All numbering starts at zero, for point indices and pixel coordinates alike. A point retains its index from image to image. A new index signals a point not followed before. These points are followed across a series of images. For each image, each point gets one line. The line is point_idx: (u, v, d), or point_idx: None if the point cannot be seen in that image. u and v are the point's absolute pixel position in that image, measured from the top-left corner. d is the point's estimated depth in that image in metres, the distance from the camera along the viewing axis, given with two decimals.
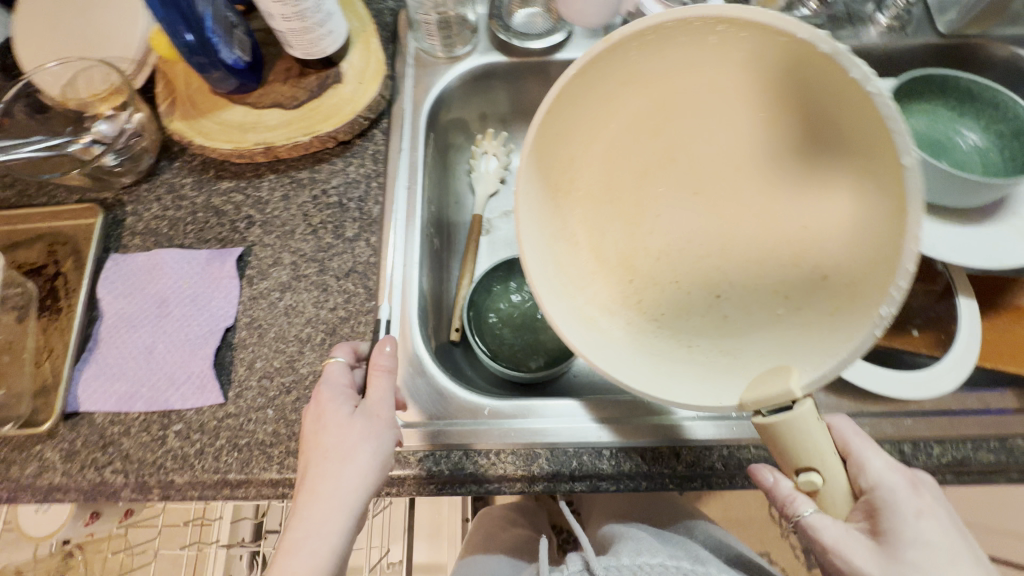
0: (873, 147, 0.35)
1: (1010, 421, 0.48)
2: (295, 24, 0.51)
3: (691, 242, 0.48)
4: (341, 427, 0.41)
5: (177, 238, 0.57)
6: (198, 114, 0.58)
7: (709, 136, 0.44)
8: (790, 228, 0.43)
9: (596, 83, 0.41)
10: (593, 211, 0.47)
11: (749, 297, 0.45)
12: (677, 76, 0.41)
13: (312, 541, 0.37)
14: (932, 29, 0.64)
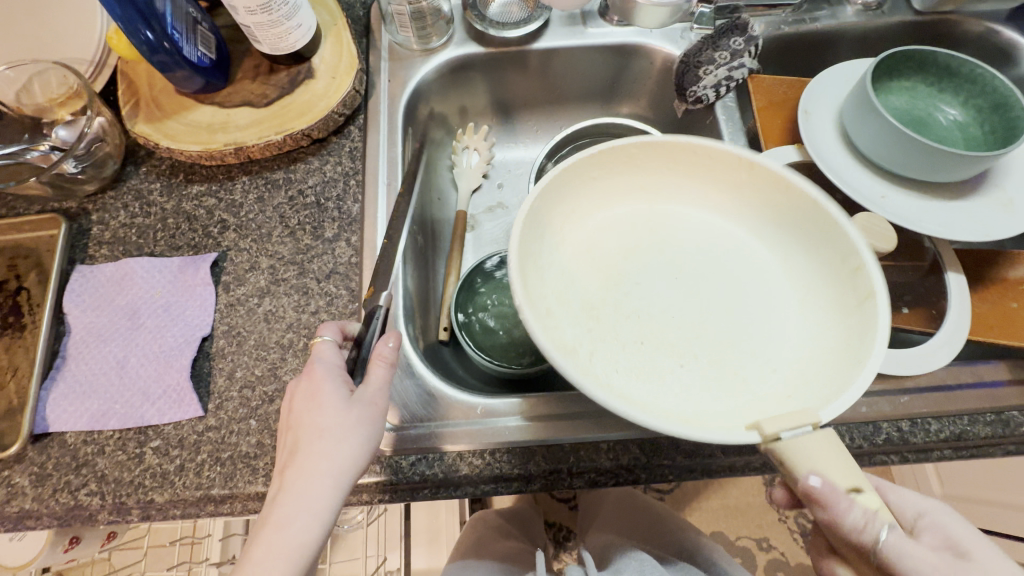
0: (839, 274, 0.43)
1: (1004, 393, 0.48)
2: (262, 17, 0.49)
3: (660, 319, 0.47)
4: (332, 408, 0.38)
5: (147, 246, 0.55)
6: (163, 116, 0.55)
7: (689, 242, 0.51)
8: (750, 323, 0.47)
9: (634, 172, 0.50)
10: (574, 266, 0.49)
11: (705, 381, 0.44)
12: (683, 194, 0.51)
13: (302, 518, 0.34)
14: (908, 6, 0.64)
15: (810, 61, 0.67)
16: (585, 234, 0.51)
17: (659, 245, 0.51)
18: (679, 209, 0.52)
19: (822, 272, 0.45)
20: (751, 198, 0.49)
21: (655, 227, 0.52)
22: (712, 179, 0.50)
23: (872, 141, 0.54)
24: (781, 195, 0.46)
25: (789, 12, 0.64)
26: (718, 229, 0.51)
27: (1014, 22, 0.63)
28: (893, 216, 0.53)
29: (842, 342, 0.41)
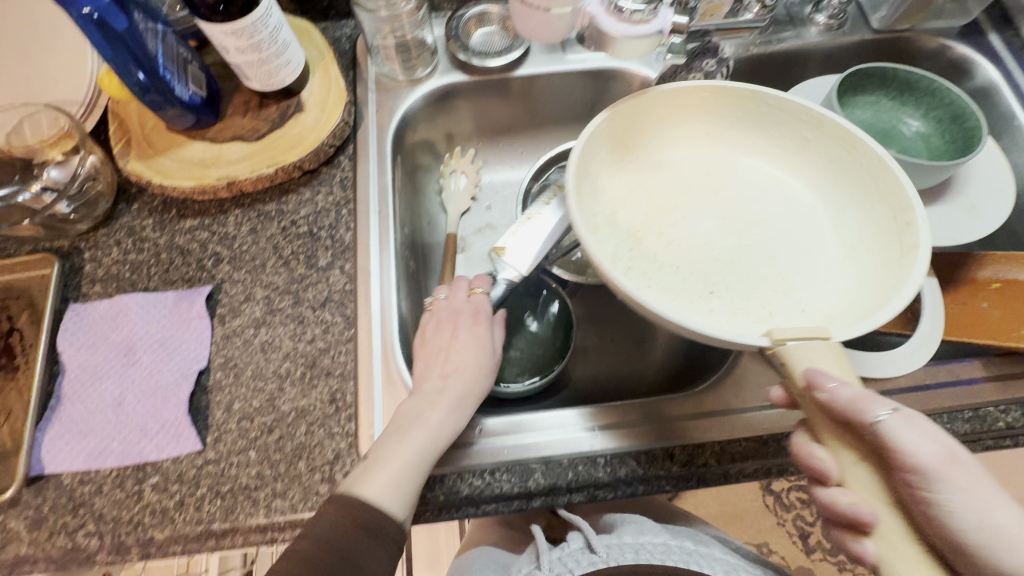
0: (883, 231, 0.48)
1: (981, 390, 0.51)
2: (252, 56, 0.51)
3: (705, 248, 0.54)
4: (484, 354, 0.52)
5: (141, 282, 0.55)
6: (155, 153, 0.56)
7: (742, 192, 0.57)
8: (789, 266, 0.52)
9: (705, 116, 0.56)
10: (632, 194, 0.56)
11: (742, 301, 0.50)
12: (745, 153, 0.57)
13: (452, 414, 0.47)
14: (867, 26, 0.67)
15: (778, 79, 0.71)
16: (654, 163, 0.57)
17: (715, 189, 0.57)
18: (737, 156, 0.58)
19: (871, 234, 0.50)
20: (813, 157, 0.54)
21: (717, 168, 0.58)
22: (779, 138, 0.55)
23: None
24: (848, 156, 0.51)
25: (757, 34, 0.67)
26: (772, 182, 0.57)
27: (966, 38, 0.67)
28: None
29: (872, 288, 0.46)
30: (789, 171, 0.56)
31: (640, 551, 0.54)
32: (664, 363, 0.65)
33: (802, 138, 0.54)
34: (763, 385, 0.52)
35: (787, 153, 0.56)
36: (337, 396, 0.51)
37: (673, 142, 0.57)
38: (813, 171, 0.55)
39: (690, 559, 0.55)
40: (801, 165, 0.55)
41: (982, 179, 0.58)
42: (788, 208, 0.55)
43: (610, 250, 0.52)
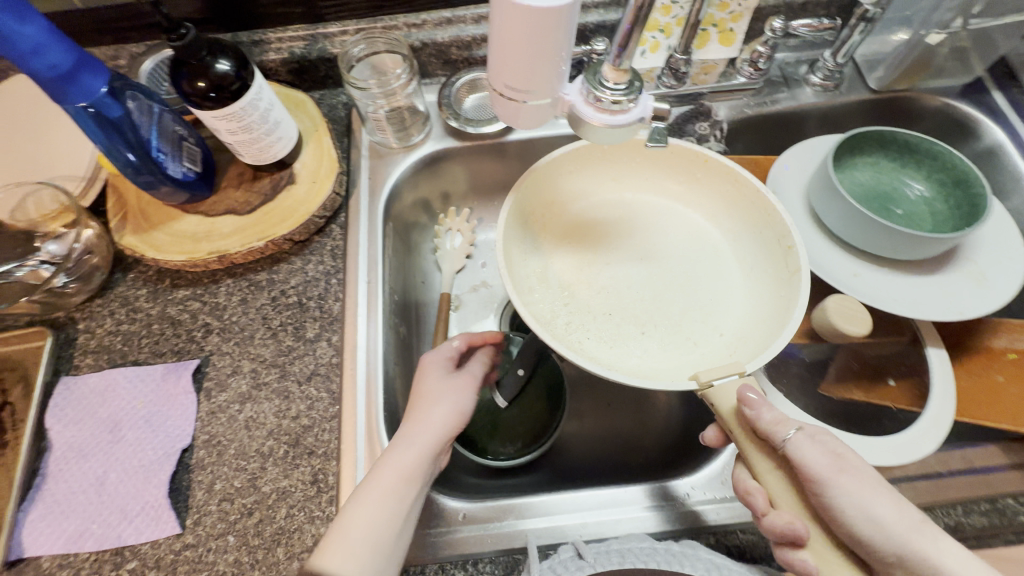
0: (770, 253, 0.52)
1: (998, 479, 0.48)
2: (243, 136, 0.52)
3: (628, 289, 0.55)
4: (455, 379, 0.49)
5: (131, 354, 0.56)
6: (149, 227, 0.57)
7: (653, 229, 0.59)
8: (701, 297, 0.54)
9: (604, 165, 0.58)
10: (554, 247, 0.57)
11: (666, 339, 0.52)
12: (646, 194, 0.60)
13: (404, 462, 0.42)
14: (864, 86, 0.67)
15: (776, 137, 0.70)
16: (570, 213, 0.59)
17: (629, 231, 0.59)
18: (642, 198, 0.60)
19: (763, 252, 0.53)
20: (706, 192, 0.57)
21: (625, 211, 0.59)
22: (672, 177, 0.58)
23: (840, 224, 0.56)
24: (731, 186, 0.55)
25: (750, 96, 0.67)
26: (676, 215, 0.59)
27: (968, 97, 0.65)
28: (868, 298, 0.54)
29: (772, 307, 0.49)
30: (689, 201, 0.59)
31: (629, 559, 0.42)
32: (661, 432, 0.63)
33: (692, 177, 0.57)
34: None
35: (683, 191, 0.59)
36: (319, 476, 0.50)
37: (578, 192, 0.59)
38: (707, 203, 0.58)
39: (680, 559, 0.41)
40: (695, 199, 0.58)
41: (991, 246, 0.56)
42: (693, 240, 0.58)
43: (546, 308, 0.53)
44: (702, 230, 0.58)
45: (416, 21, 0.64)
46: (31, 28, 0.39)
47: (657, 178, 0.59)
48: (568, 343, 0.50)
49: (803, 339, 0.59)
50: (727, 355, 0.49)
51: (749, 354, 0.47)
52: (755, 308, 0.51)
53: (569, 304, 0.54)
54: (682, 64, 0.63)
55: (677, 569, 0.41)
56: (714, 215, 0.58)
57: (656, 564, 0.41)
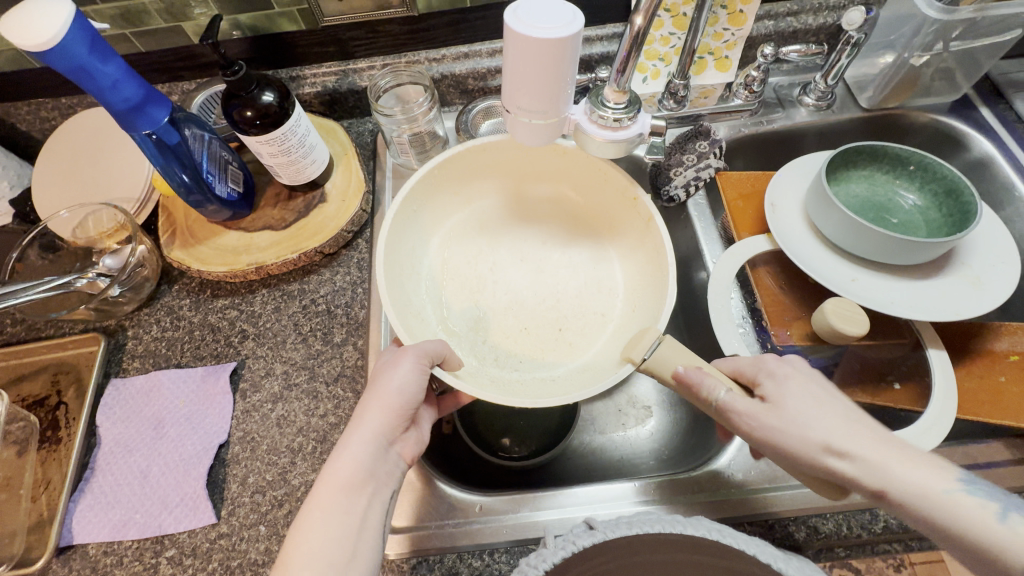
0: (621, 202, 0.62)
1: (1002, 475, 0.49)
2: (282, 159, 0.58)
3: (529, 294, 0.63)
4: (396, 357, 0.47)
5: (175, 357, 0.60)
6: (195, 242, 0.62)
7: (510, 229, 0.67)
8: (590, 273, 0.65)
9: (436, 195, 0.63)
10: (444, 288, 0.63)
11: (579, 323, 0.61)
12: (485, 193, 0.67)
13: (350, 468, 0.42)
14: (856, 104, 0.71)
15: (775, 153, 0.74)
16: (434, 259, 0.64)
17: (497, 244, 0.66)
18: (477, 205, 0.67)
19: (618, 207, 0.63)
20: (528, 169, 0.65)
21: (479, 233, 0.67)
22: (494, 171, 0.65)
23: (836, 232, 0.59)
24: (525, 152, 0.63)
25: (747, 116, 0.72)
26: (519, 217, 0.68)
27: (958, 113, 0.68)
28: (864, 300, 0.56)
29: (646, 256, 0.60)
30: (519, 194, 0.67)
31: (636, 525, 0.44)
32: (670, 431, 0.65)
33: (507, 162, 0.64)
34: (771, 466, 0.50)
35: (513, 179, 0.67)
36: None
37: (430, 223, 0.64)
38: (541, 176, 0.66)
39: (683, 524, 0.43)
40: (531, 178, 0.66)
41: (985, 251, 0.58)
42: (557, 219, 0.67)
43: (468, 356, 0.58)
44: (558, 209, 0.67)
45: (436, 55, 0.70)
46: (111, 68, 0.45)
47: (481, 190, 0.66)
48: (506, 379, 0.56)
49: (803, 342, 0.59)
50: (632, 312, 0.59)
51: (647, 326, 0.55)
52: (635, 257, 0.62)
53: (484, 337, 0.60)
54: (681, 88, 0.68)
55: (680, 530, 0.43)
56: (557, 185, 0.66)
57: (660, 528, 0.43)
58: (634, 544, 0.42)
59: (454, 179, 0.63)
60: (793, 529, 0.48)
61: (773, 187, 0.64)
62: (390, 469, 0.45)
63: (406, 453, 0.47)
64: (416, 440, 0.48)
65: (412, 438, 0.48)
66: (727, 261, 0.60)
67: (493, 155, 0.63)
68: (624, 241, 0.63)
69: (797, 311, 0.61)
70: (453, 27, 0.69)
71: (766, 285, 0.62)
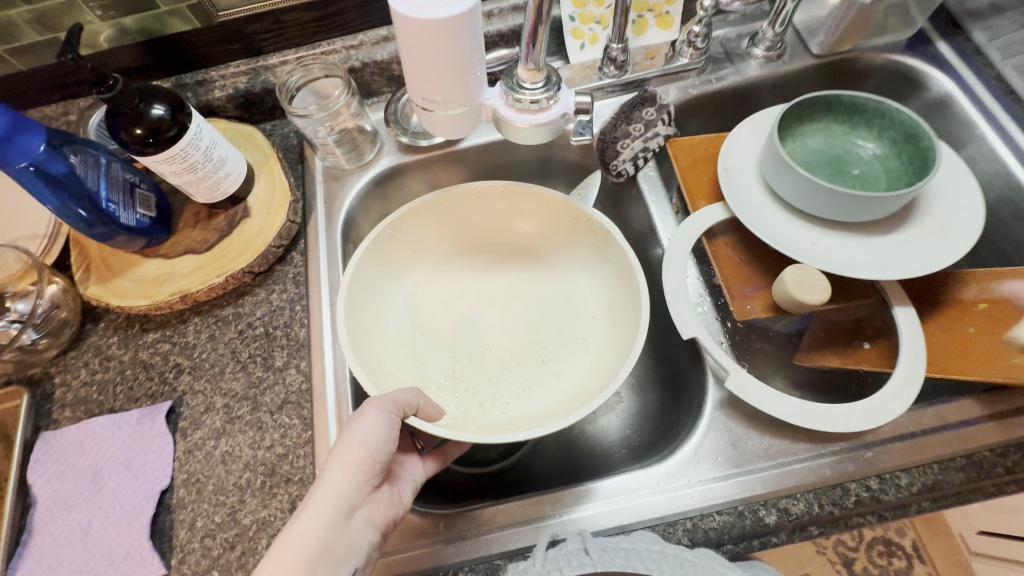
0: (574, 219, 0.60)
1: (976, 432, 0.47)
2: (189, 176, 0.53)
3: (502, 336, 0.61)
4: (360, 407, 0.43)
5: (107, 402, 0.56)
6: (112, 276, 0.57)
7: (471, 276, 0.64)
8: (558, 299, 0.63)
9: (390, 253, 0.59)
10: (415, 343, 0.59)
11: (561, 352, 0.59)
12: (438, 239, 0.63)
13: (303, 545, 0.37)
14: (808, 51, 0.66)
15: (730, 111, 0.69)
16: (401, 312, 0.60)
17: (461, 293, 0.64)
18: (434, 253, 0.63)
19: (570, 236, 0.61)
20: (474, 210, 0.62)
21: (441, 283, 0.63)
22: (440, 221, 0.62)
23: (792, 194, 0.55)
24: (467, 195, 0.60)
25: (694, 75, 0.67)
26: (475, 257, 0.65)
27: (914, 50, 0.64)
28: (822, 264, 0.54)
29: (612, 271, 0.58)
30: (474, 236, 0.64)
31: (634, 560, 0.41)
32: (639, 418, 0.63)
33: (454, 205, 0.61)
34: (740, 450, 0.48)
35: (463, 220, 0.63)
36: (297, 503, 0.50)
37: (390, 281, 0.59)
38: (489, 212, 0.63)
39: (687, 570, 0.41)
40: (479, 220, 0.63)
41: (947, 197, 0.55)
42: (515, 252, 0.64)
43: (456, 407, 0.55)
44: (512, 241, 0.64)
45: (353, 42, 0.64)
46: None
47: (433, 244, 0.63)
48: (496, 421, 0.53)
49: (767, 313, 0.57)
50: (613, 330, 0.57)
51: (623, 347, 0.54)
52: (598, 273, 0.60)
53: (467, 387, 0.57)
54: (620, 53, 0.63)
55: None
56: (506, 219, 0.63)
57: (660, 571, 0.41)
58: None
59: (407, 233, 0.60)
60: (764, 514, 0.46)
61: (727, 150, 0.61)
62: (352, 540, 0.40)
63: (374, 519, 0.42)
64: (387, 503, 0.44)
65: (382, 500, 0.44)
66: (682, 236, 0.57)
67: (436, 207, 0.60)
68: (585, 256, 0.61)
69: (758, 280, 0.58)
70: (367, 8, 0.63)
71: (726, 255, 0.59)
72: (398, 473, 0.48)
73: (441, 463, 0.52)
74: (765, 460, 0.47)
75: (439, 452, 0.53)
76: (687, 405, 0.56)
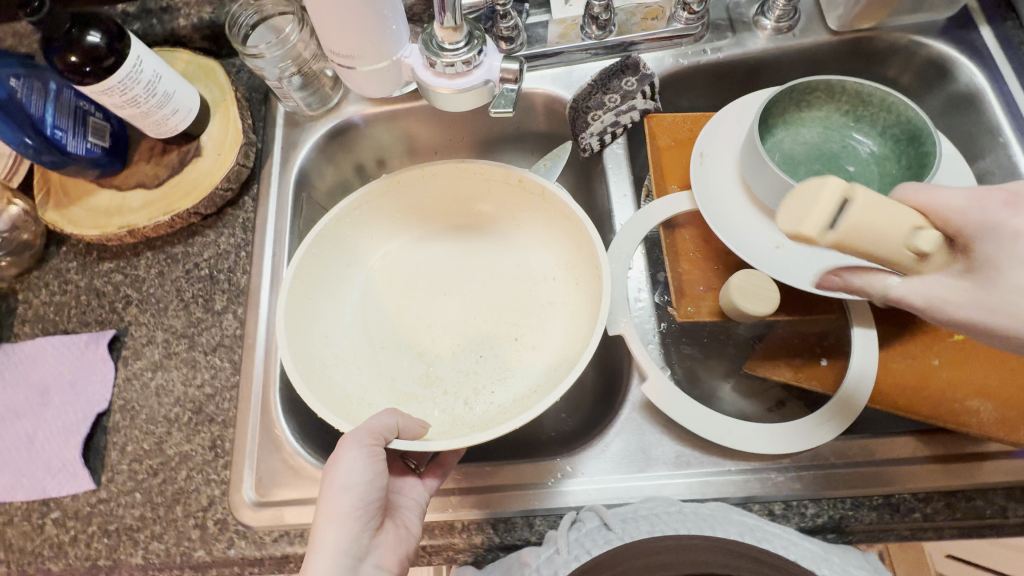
0: (508, 183, 0.58)
1: (901, 473, 0.44)
2: (132, 110, 0.52)
3: (470, 326, 0.58)
4: (335, 450, 0.40)
5: (62, 323, 0.59)
6: (69, 202, 0.58)
7: (420, 273, 0.61)
8: (514, 275, 0.60)
9: (323, 270, 0.56)
10: (377, 362, 0.56)
11: (535, 331, 0.57)
12: (374, 241, 0.61)
13: None
14: (824, 26, 0.58)
15: (726, 88, 0.62)
16: (354, 325, 0.57)
17: (417, 292, 0.60)
18: (372, 256, 0.61)
19: (510, 201, 0.60)
20: (404, 203, 0.60)
21: (392, 288, 0.60)
22: (370, 223, 0.59)
23: (768, 196, 0.49)
24: (386, 192, 0.58)
25: (689, 43, 0.60)
26: (422, 251, 0.62)
27: (950, 35, 0.55)
28: (776, 271, 0.49)
29: (561, 228, 0.57)
30: (410, 234, 0.62)
31: (657, 526, 0.41)
32: (577, 405, 0.60)
33: (382, 202, 0.59)
34: (647, 455, 0.47)
35: (397, 216, 0.61)
36: (217, 442, 0.52)
37: (331, 301, 0.57)
38: (425, 201, 0.61)
39: (711, 524, 0.40)
40: (408, 217, 0.61)
41: None
42: (462, 240, 0.62)
43: (440, 414, 0.53)
44: (453, 227, 0.62)
45: None
46: None
47: (367, 249, 0.60)
48: (487, 416, 0.52)
49: (715, 316, 0.52)
50: (576, 287, 0.56)
51: (590, 302, 0.53)
52: (548, 231, 0.59)
53: (444, 389, 0.55)
54: (600, 11, 0.58)
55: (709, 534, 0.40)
56: (441, 207, 0.61)
57: (687, 530, 0.40)
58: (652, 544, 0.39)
59: (336, 246, 0.57)
60: None
61: (705, 136, 0.55)
62: None
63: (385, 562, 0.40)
64: (395, 540, 0.41)
65: (390, 538, 0.41)
66: (636, 222, 0.54)
67: (361, 211, 0.58)
68: (537, 215, 0.59)
69: (711, 280, 0.54)
70: None
71: (683, 247, 0.55)
72: (400, 503, 0.44)
73: (442, 478, 0.47)
74: (670, 468, 0.46)
75: (437, 465, 0.47)
76: (614, 399, 0.53)
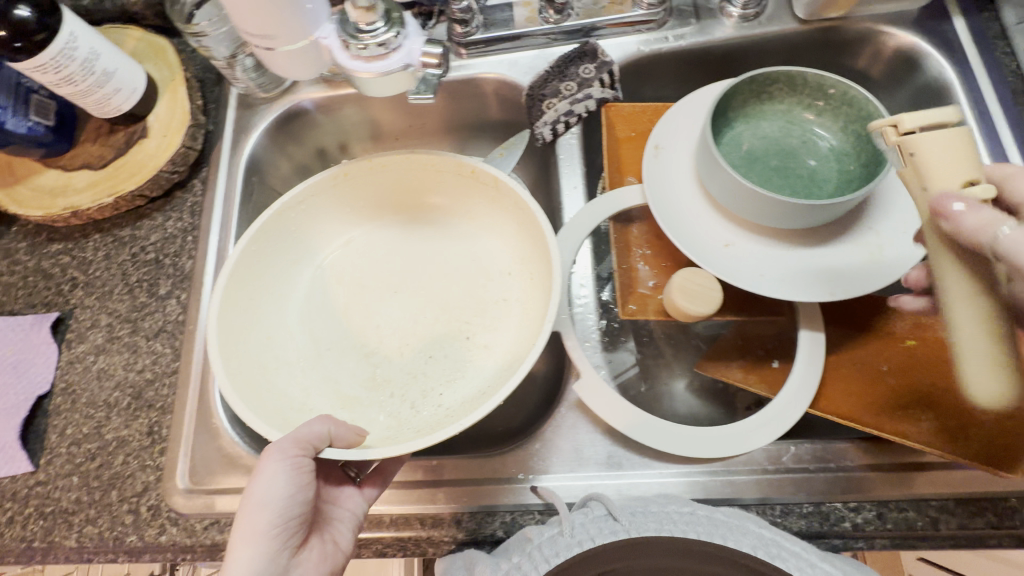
0: (461, 173, 0.56)
1: (834, 481, 0.43)
2: (70, 89, 0.50)
3: (420, 325, 0.56)
4: (259, 460, 0.38)
5: (8, 304, 0.58)
6: (14, 182, 0.58)
7: (370, 270, 0.60)
8: (467, 270, 0.59)
9: (265, 268, 0.54)
10: (323, 364, 0.54)
11: (488, 329, 0.55)
12: (323, 237, 0.59)
13: None
14: (791, 14, 0.56)
15: (690, 78, 0.60)
16: (299, 325, 0.56)
17: (366, 291, 0.59)
18: (320, 253, 0.59)
19: (464, 193, 0.58)
20: (353, 197, 0.59)
21: (341, 287, 0.59)
22: (317, 218, 0.58)
23: (722, 194, 0.47)
24: (333, 185, 0.56)
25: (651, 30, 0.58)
26: (373, 247, 0.61)
27: (920, 26, 0.53)
28: (722, 270, 0.47)
29: (514, 220, 0.55)
30: (360, 230, 0.61)
31: (666, 525, 0.40)
32: (523, 400, 0.59)
33: (330, 196, 0.57)
34: (579, 454, 0.46)
35: (346, 211, 0.59)
36: (154, 428, 0.52)
37: (274, 301, 0.55)
38: (375, 194, 0.59)
39: (723, 531, 0.40)
40: (358, 211, 0.60)
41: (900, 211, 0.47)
42: (415, 235, 0.61)
43: (385, 418, 0.51)
44: (406, 223, 0.61)
45: None
46: None
47: (315, 246, 0.59)
48: (433, 420, 0.50)
49: (660, 314, 0.50)
50: (530, 282, 0.55)
51: (542, 298, 0.51)
52: (501, 222, 0.57)
53: (391, 391, 0.53)
54: None
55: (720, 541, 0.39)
56: (393, 201, 0.60)
57: (697, 533, 0.40)
58: (657, 545, 0.39)
59: (280, 242, 0.55)
60: None
61: (661, 128, 0.53)
62: None
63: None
64: (320, 553, 0.40)
65: (313, 556, 0.40)
66: (584, 215, 0.52)
67: (308, 205, 0.56)
68: (491, 206, 0.57)
69: (659, 277, 0.52)
70: None
71: (633, 242, 0.54)
72: (332, 513, 0.43)
73: (381, 488, 0.45)
74: (601, 468, 0.45)
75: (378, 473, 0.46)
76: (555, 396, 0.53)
